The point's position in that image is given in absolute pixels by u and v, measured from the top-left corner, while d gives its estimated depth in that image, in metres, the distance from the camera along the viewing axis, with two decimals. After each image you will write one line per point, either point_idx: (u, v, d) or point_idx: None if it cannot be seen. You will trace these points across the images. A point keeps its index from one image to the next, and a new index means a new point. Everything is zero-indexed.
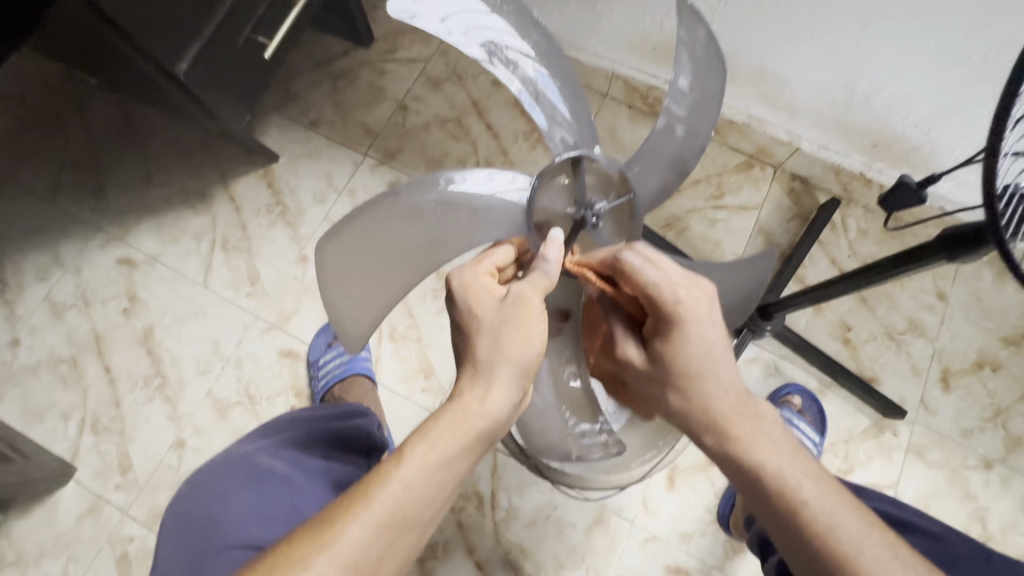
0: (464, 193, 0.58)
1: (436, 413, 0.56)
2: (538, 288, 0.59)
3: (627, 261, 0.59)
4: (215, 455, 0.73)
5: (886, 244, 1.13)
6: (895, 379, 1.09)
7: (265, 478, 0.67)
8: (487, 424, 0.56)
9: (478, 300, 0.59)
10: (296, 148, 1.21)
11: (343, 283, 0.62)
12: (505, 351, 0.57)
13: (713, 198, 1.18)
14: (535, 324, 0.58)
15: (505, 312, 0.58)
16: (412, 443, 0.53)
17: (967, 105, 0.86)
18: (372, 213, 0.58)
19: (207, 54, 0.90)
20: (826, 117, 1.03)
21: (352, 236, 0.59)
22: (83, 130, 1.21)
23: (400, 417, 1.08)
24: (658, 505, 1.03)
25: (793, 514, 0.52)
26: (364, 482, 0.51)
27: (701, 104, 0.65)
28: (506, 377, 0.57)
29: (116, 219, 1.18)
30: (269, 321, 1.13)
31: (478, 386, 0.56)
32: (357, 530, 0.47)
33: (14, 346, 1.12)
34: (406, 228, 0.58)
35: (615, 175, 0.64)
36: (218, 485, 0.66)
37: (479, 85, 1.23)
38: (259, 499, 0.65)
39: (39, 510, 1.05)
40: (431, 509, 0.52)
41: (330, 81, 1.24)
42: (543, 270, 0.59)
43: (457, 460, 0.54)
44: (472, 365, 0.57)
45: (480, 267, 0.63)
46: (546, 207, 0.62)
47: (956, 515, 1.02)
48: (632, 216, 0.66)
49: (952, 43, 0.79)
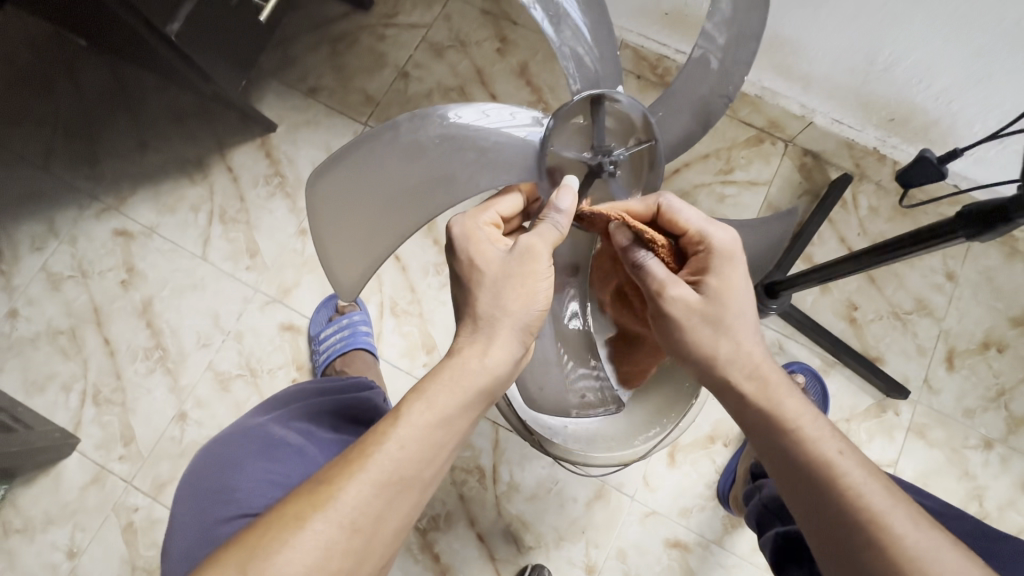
0: (470, 129, 0.57)
1: (434, 370, 0.55)
2: (545, 238, 0.58)
3: (670, 202, 0.60)
4: (230, 427, 0.73)
5: (897, 223, 1.10)
6: (899, 359, 1.08)
7: (279, 446, 0.67)
8: (487, 380, 0.55)
9: (483, 249, 0.59)
10: (295, 117, 1.17)
11: (339, 225, 0.60)
12: (507, 306, 0.57)
13: (722, 173, 1.15)
14: (541, 278, 0.58)
15: (510, 265, 0.57)
16: (410, 403, 0.53)
17: (991, 76, 0.83)
18: (372, 148, 0.56)
19: (200, 14, 0.86)
20: (844, 88, 0.99)
21: (350, 175, 0.57)
22: (74, 94, 1.17)
23: (402, 391, 1.08)
24: (659, 480, 1.03)
25: (824, 467, 0.51)
26: (361, 442, 0.50)
27: (739, 40, 0.62)
28: (507, 334, 0.57)
29: (111, 188, 1.15)
30: (269, 295, 1.12)
31: (477, 342, 0.56)
32: (355, 488, 0.47)
33: (12, 317, 1.11)
34: (407, 165, 0.57)
35: (637, 120, 0.61)
36: (233, 452, 0.66)
37: (482, 52, 1.19)
38: (273, 466, 0.64)
39: (44, 479, 1.05)
40: (431, 468, 0.52)
41: (329, 46, 1.19)
42: (554, 221, 0.58)
43: (457, 418, 0.54)
44: (473, 321, 0.57)
45: (484, 216, 0.62)
46: (563, 151, 0.60)
47: (953, 493, 1.03)
48: (651, 166, 0.63)
49: (982, 9, 0.75)
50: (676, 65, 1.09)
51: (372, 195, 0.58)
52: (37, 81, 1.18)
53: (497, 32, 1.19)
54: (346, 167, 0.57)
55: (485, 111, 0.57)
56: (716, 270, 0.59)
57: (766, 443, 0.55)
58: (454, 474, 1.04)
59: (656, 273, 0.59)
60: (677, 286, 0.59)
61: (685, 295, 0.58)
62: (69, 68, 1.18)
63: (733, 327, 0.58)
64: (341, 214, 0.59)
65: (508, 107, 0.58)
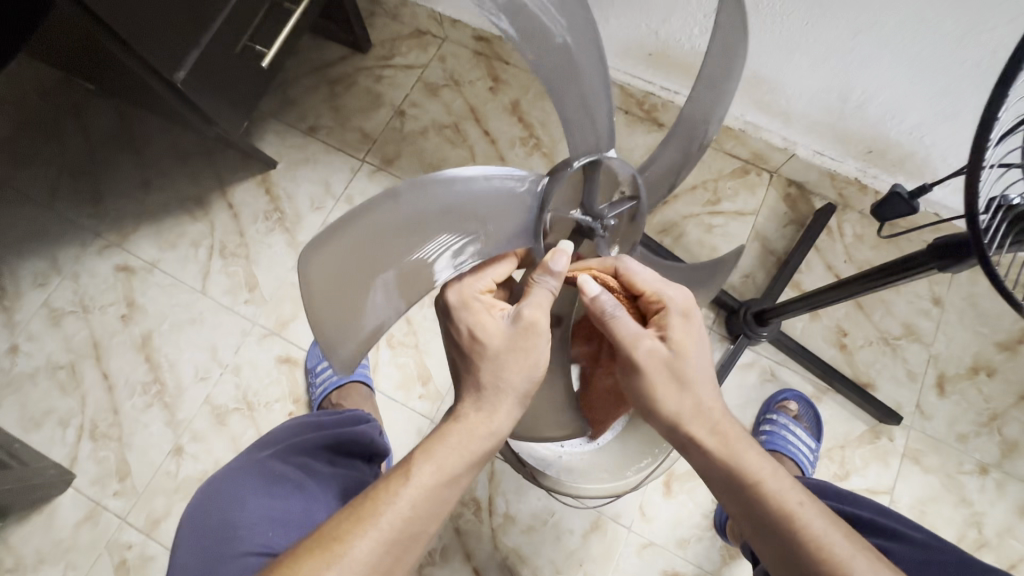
0: (473, 198, 0.55)
1: (439, 430, 0.57)
2: (541, 303, 0.59)
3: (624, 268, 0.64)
4: (228, 461, 0.73)
5: (881, 250, 1.14)
6: (891, 384, 1.09)
7: (278, 482, 0.69)
8: (491, 444, 0.58)
9: (482, 319, 0.59)
10: (295, 155, 1.21)
11: (335, 295, 0.55)
12: (510, 376, 0.58)
13: (710, 204, 1.19)
14: (541, 350, 0.59)
15: (511, 338, 0.58)
16: (418, 461, 0.54)
17: (959, 111, 0.87)
18: (367, 223, 0.52)
19: (205, 63, 0.91)
20: (822, 124, 1.03)
21: (348, 243, 0.53)
22: (81, 135, 1.22)
23: (398, 422, 1.09)
24: (655, 511, 1.03)
25: (786, 515, 0.55)
26: (370, 499, 0.52)
27: (713, 92, 0.62)
28: (511, 402, 0.59)
29: (115, 225, 1.18)
30: (267, 328, 1.13)
31: (482, 410, 0.58)
32: (364, 547, 0.49)
33: (13, 353, 1.12)
34: (408, 235, 0.54)
35: (626, 179, 0.64)
36: (233, 489, 0.68)
37: (476, 91, 1.24)
38: (272, 503, 0.67)
39: (39, 516, 1.05)
40: (435, 524, 0.54)
41: (328, 85, 1.24)
42: (547, 285, 0.59)
43: (461, 477, 0.56)
44: (476, 386, 0.59)
45: (479, 283, 0.61)
46: (559, 211, 0.63)
47: (950, 520, 1.03)
48: (632, 219, 0.69)
49: (945, 50, 0.79)
50: (661, 101, 1.14)
51: (372, 266, 0.54)
52: (46, 123, 1.22)
53: (490, 71, 1.24)
54: (345, 236, 0.53)
55: (490, 175, 0.55)
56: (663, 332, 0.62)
57: (735, 492, 0.58)
58: (450, 507, 1.04)
59: (626, 326, 0.61)
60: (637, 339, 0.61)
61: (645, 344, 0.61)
62: (77, 110, 1.22)
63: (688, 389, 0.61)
64: (337, 281, 0.54)
65: (512, 169, 0.57)
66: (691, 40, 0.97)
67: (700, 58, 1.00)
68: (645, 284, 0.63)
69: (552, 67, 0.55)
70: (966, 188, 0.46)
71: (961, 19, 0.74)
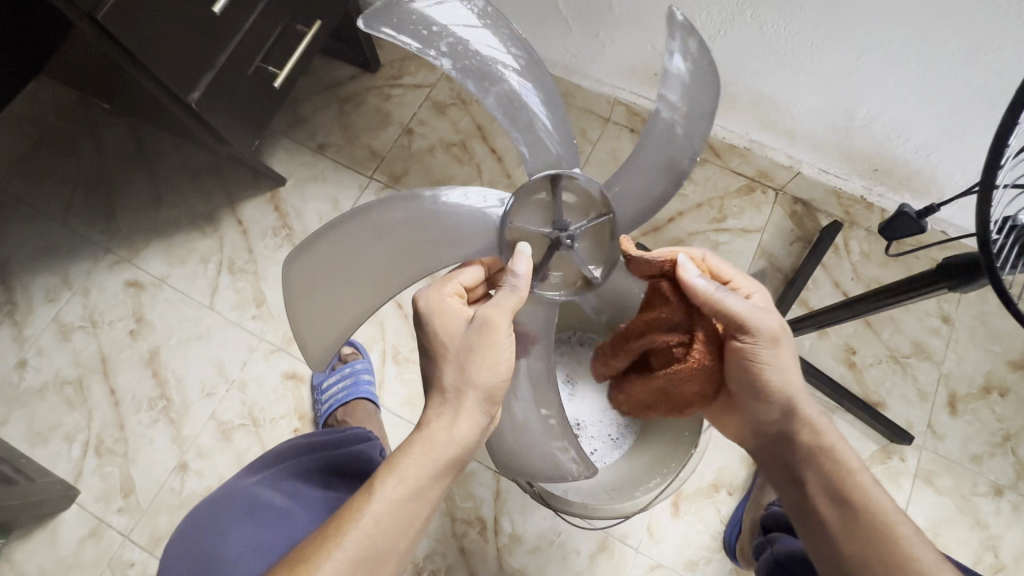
0: (436, 214, 0.62)
1: (405, 443, 0.57)
2: (512, 304, 0.60)
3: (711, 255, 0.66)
4: (218, 487, 0.74)
5: (889, 268, 1.13)
6: (902, 404, 1.08)
7: (264, 510, 0.67)
8: (456, 451, 0.57)
9: (446, 322, 0.61)
10: (304, 172, 1.23)
11: (313, 295, 0.63)
12: (471, 378, 0.58)
13: (716, 221, 1.19)
14: (502, 346, 0.59)
15: (471, 339, 0.59)
16: (382, 477, 0.54)
17: (965, 130, 0.87)
18: (342, 233, 0.61)
19: (219, 84, 0.92)
20: (828, 141, 1.03)
21: (318, 260, 0.62)
22: (95, 152, 1.24)
23: (403, 440, 1.08)
24: (663, 532, 1.01)
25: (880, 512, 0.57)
26: (338, 517, 0.52)
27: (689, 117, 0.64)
28: (473, 405, 0.58)
29: (125, 241, 1.20)
30: (274, 344, 1.14)
31: (444, 415, 0.58)
32: (331, 566, 0.49)
33: (22, 368, 1.13)
34: (375, 244, 0.61)
35: (594, 196, 0.66)
36: (218, 520, 0.66)
37: (482, 109, 1.26)
38: (255, 532, 0.64)
39: (42, 533, 1.04)
40: (405, 539, 0.54)
41: (338, 105, 1.27)
42: (511, 286, 0.61)
43: (429, 488, 0.56)
44: (440, 391, 0.59)
45: (447, 287, 0.64)
46: (525, 225, 0.65)
47: (966, 543, 1.01)
48: (611, 237, 0.67)
49: (950, 70, 0.79)
50: None
51: (346, 273, 0.62)
52: (61, 140, 1.24)
53: None
54: (321, 243, 0.61)
55: (454, 197, 0.62)
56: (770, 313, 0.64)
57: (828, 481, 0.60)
58: (455, 526, 1.02)
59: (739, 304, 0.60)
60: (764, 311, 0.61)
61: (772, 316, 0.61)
62: (92, 128, 1.25)
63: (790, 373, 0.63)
64: (315, 289, 0.63)
65: (475, 188, 0.63)
66: None
67: None
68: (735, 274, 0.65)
69: (501, 101, 0.61)
70: (977, 205, 0.46)
71: (965, 40, 0.74)
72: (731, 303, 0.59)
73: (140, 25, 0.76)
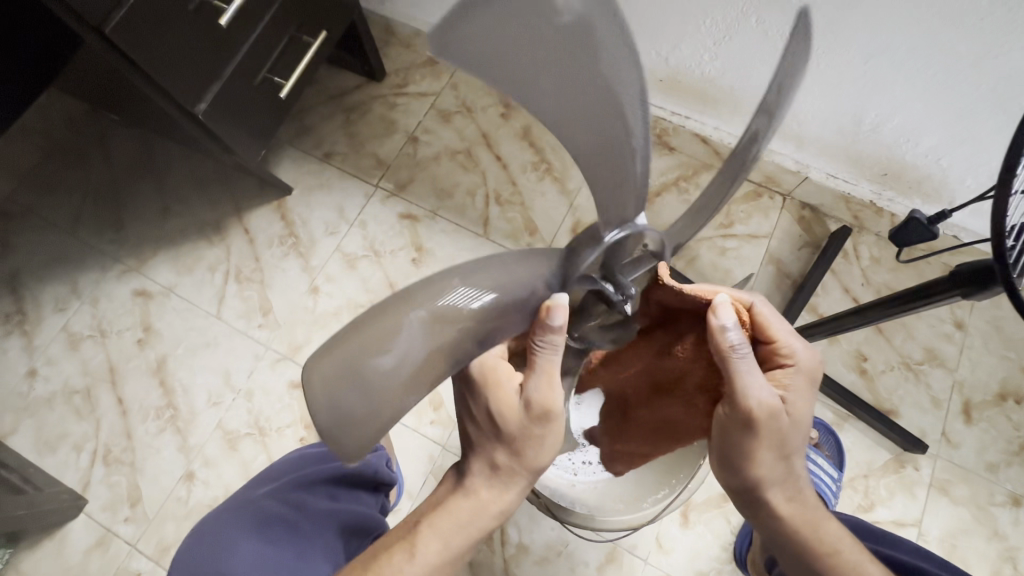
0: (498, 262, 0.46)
1: (450, 500, 0.62)
2: (553, 368, 0.54)
3: (762, 305, 0.59)
4: (227, 500, 0.74)
5: (899, 274, 1.12)
6: (915, 412, 1.06)
7: (271, 526, 0.67)
8: (495, 520, 0.62)
9: (497, 396, 0.58)
10: (309, 181, 1.24)
11: (352, 383, 0.40)
12: (524, 458, 0.60)
13: (723, 227, 1.18)
14: (555, 428, 0.58)
15: (524, 427, 0.57)
16: (424, 536, 0.60)
17: (975, 134, 0.86)
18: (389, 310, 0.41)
19: (226, 94, 0.93)
20: (835, 146, 1.02)
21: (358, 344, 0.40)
22: (104, 163, 1.25)
23: (409, 449, 1.08)
24: (672, 542, 1.00)
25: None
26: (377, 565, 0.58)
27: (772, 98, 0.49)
28: (522, 482, 0.62)
29: (133, 251, 1.21)
30: (280, 352, 1.14)
31: (494, 488, 0.62)
32: None
33: (31, 377, 1.14)
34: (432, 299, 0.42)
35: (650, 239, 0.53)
36: (225, 533, 0.66)
37: (487, 117, 1.26)
38: (262, 548, 0.63)
39: (50, 542, 1.05)
40: None
41: (343, 113, 1.27)
42: (552, 355, 0.53)
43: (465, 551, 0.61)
44: (491, 464, 0.61)
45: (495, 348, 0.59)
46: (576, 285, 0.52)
47: (983, 554, 0.99)
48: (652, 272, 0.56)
49: (959, 73, 0.78)
50: (672, 125, 1.16)
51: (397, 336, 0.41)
52: (71, 152, 1.26)
53: (501, 98, 1.27)
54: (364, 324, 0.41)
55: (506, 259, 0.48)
56: (795, 385, 0.58)
57: (807, 550, 0.61)
58: None
59: (756, 382, 0.53)
60: (767, 398, 0.54)
61: (772, 406, 0.54)
62: (101, 139, 1.26)
63: (794, 451, 0.59)
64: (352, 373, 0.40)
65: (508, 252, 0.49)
66: (702, 66, 0.98)
67: (712, 83, 1.01)
68: (778, 333, 0.58)
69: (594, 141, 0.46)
70: (991, 212, 0.45)
71: (975, 42, 0.74)
72: (750, 382, 0.53)
73: (148, 37, 0.76)
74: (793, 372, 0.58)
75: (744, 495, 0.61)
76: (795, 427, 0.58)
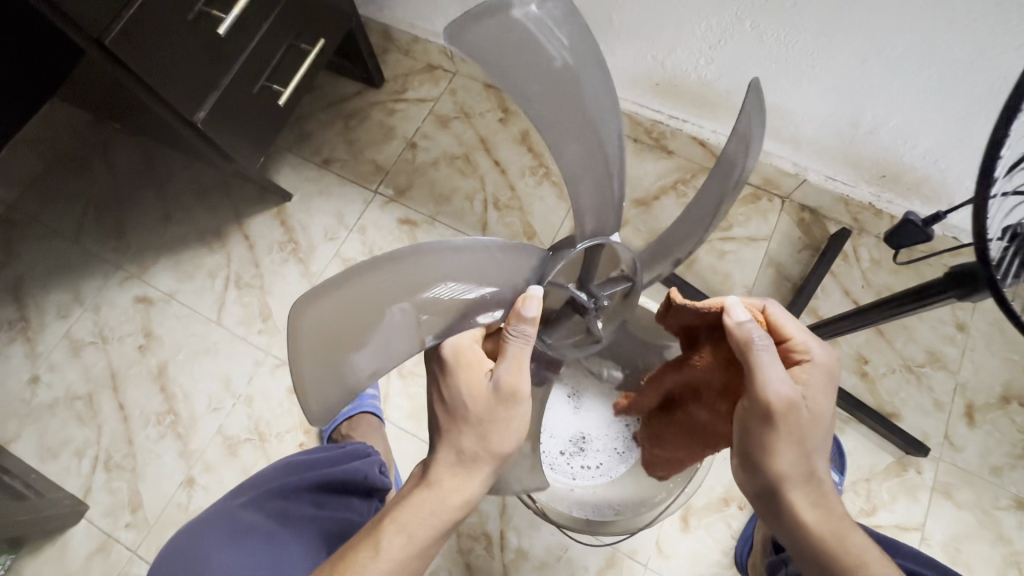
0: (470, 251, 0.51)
1: (411, 490, 0.61)
2: (524, 355, 0.59)
3: (774, 308, 0.62)
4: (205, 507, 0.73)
5: (900, 276, 1.11)
6: (917, 414, 1.05)
7: (247, 533, 0.67)
8: (462, 509, 0.60)
9: (471, 377, 0.60)
10: (309, 187, 1.24)
11: (325, 342, 0.49)
12: (490, 445, 0.60)
13: (721, 230, 1.18)
14: (522, 415, 0.60)
15: (494, 408, 0.60)
16: (389, 532, 0.58)
17: (972, 136, 0.86)
18: (372, 281, 0.48)
19: (224, 104, 0.94)
20: (832, 149, 1.02)
21: (340, 308, 0.48)
22: (107, 172, 1.26)
23: (408, 453, 1.08)
24: (673, 547, 0.99)
25: None
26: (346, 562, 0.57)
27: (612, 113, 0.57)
28: (487, 470, 0.62)
29: (135, 257, 1.22)
30: (279, 358, 1.14)
31: (457, 475, 0.61)
32: None
33: (34, 384, 1.15)
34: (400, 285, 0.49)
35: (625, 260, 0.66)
36: (202, 538, 0.66)
37: (485, 122, 1.26)
38: (241, 555, 0.64)
39: (51, 548, 1.05)
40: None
41: (342, 120, 1.28)
42: (522, 333, 0.57)
43: (431, 547, 0.60)
44: (455, 454, 0.61)
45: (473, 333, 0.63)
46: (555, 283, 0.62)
47: (987, 558, 0.98)
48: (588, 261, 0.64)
49: (954, 75, 0.78)
50: (670, 129, 1.16)
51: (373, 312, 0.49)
52: (74, 161, 1.27)
53: (500, 102, 1.27)
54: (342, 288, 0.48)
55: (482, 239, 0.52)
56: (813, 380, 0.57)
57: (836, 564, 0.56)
58: (461, 541, 1.01)
59: (774, 372, 0.53)
60: (781, 384, 0.53)
61: (788, 394, 0.53)
62: (104, 148, 1.27)
63: (815, 451, 0.57)
64: (336, 323, 0.49)
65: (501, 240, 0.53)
66: (699, 70, 0.99)
67: (707, 87, 1.02)
68: (793, 332, 0.60)
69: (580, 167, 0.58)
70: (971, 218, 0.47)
71: (969, 43, 0.73)
72: (768, 372, 0.53)
73: (150, 50, 0.78)
74: (810, 367, 0.58)
75: (764, 498, 0.59)
76: (815, 421, 0.56)
